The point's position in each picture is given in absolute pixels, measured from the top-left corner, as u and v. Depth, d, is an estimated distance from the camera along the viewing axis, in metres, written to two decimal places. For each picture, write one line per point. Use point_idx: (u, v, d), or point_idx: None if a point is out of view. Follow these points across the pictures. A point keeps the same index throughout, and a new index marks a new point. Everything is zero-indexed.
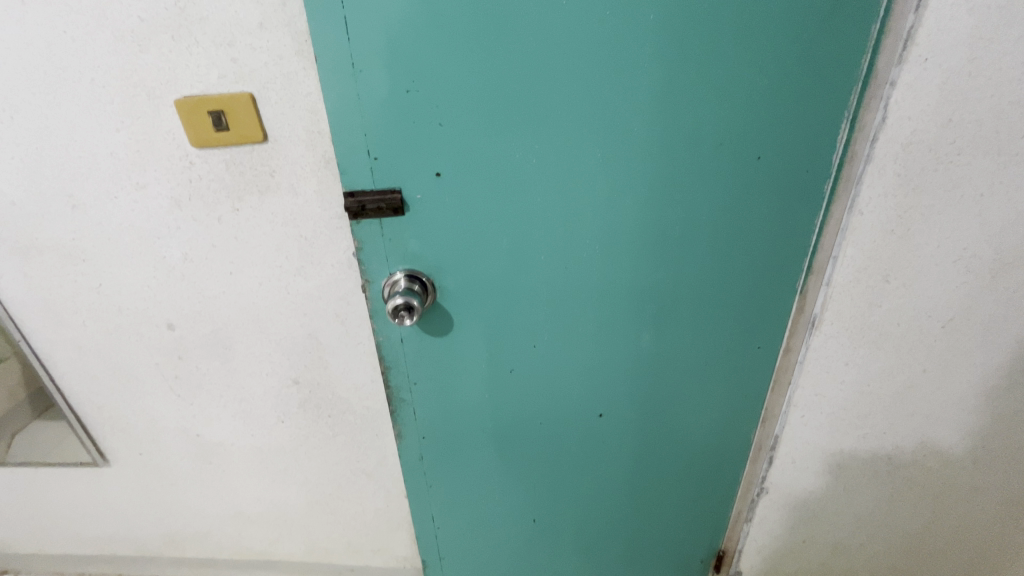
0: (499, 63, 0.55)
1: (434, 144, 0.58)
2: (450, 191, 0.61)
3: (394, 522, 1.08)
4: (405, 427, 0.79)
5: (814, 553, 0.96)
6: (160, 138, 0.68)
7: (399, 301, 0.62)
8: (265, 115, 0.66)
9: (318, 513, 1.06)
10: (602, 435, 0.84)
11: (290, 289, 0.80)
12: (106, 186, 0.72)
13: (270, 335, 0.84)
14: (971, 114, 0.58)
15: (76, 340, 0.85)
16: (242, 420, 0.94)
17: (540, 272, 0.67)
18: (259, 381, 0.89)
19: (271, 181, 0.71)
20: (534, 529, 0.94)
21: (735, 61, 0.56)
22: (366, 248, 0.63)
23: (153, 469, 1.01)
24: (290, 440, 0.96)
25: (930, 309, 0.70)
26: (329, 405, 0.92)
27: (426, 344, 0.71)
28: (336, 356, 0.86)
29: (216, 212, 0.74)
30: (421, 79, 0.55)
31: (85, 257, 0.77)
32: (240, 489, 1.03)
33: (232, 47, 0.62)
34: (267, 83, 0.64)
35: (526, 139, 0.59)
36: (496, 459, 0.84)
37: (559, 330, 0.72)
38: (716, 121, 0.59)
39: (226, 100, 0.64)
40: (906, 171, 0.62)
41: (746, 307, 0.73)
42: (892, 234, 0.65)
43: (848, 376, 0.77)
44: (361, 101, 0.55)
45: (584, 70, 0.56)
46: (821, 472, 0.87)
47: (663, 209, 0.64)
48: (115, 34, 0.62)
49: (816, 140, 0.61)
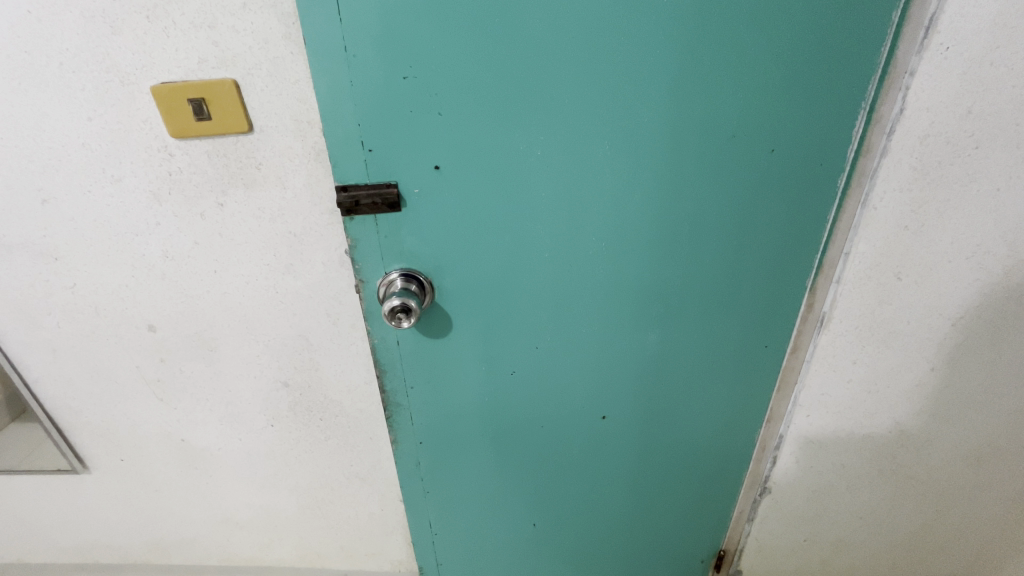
0: (502, 49, 0.51)
1: (433, 135, 0.54)
2: (449, 185, 0.57)
3: (389, 526, 1.05)
4: (400, 433, 0.76)
5: (815, 552, 0.95)
6: (136, 128, 0.64)
7: (395, 302, 0.59)
8: (250, 104, 0.62)
9: (310, 517, 1.03)
10: (605, 437, 0.81)
11: (279, 289, 0.76)
12: (79, 179, 0.67)
13: (257, 336, 0.80)
14: (991, 106, 0.56)
15: (50, 342, 0.81)
16: (229, 424, 0.90)
17: (544, 271, 0.64)
18: (247, 384, 0.85)
19: (258, 174, 0.67)
20: (534, 533, 0.91)
21: (750, 49, 0.53)
22: (360, 246, 0.59)
23: (135, 475, 0.97)
24: (280, 444, 0.93)
25: (941, 306, 0.68)
26: (321, 407, 0.88)
27: (424, 346, 0.68)
28: (328, 358, 0.83)
29: (199, 208, 0.69)
30: (419, 64, 0.51)
31: (58, 255, 0.73)
32: (228, 495, 1.00)
33: (214, 30, 0.58)
34: (251, 69, 0.60)
35: (530, 130, 0.55)
36: (496, 463, 0.81)
37: (561, 331, 0.70)
38: (730, 112, 0.57)
39: (206, 86, 0.60)
40: (923, 165, 0.60)
41: (753, 306, 0.71)
42: (906, 230, 0.64)
43: (856, 375, 0.75)
44: (354, 89, 0.51)
45: (591, 57, 0.52)
46: (825, 471, 0.85)
47: (673, 204, 0.62)
48: (84, 14, 0.57)
49: (830, 132, 0.59)
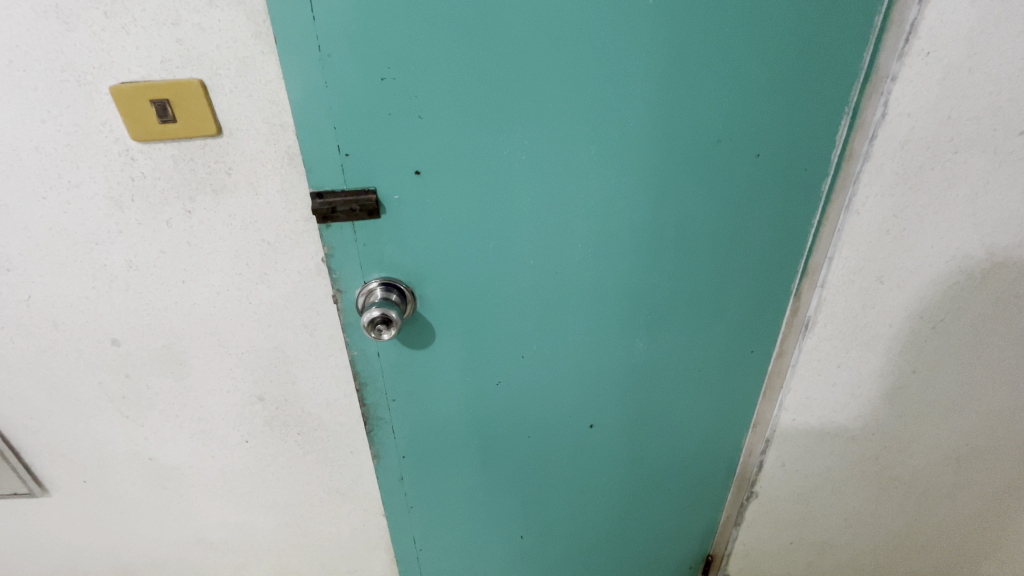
0: (484, 49, 0.49)
1: (413, 139, 0.52)
2: (430, 191, 0.55)
3: (372, 542, 1.02)
4: (382, 448, 0.73)
5: (802, 553, 0.95)
6: (94, 131, 0.60)
7: (375, 313, 0.56)
8: (219, 106, 0.59)
9: (291, 535, 0.99)
10: (592, 446, 0.80)
11: (252, 299, 0.73)
12: (33, 185, 0.63)
13: (230, 349, 0.77)
14: (969, 112, 0.56)
15: (4, 359, 0.75)
16: (201, 440, 0.86)
17: (528, 278, 0.63)
18: (219, 398, 0.81)
19: (228, 180, 0.64)
20: (522, 546, 0.89)
21: (735, 53, 0.53)
22: (337, 255, 0.57)
23: (101, 498, 0.92)
24: (256, 461, 0.89)
25: (921, 310, 0.69)
26: (299, 422, 0.85)
27: (405, 359, 0.66)
28: (305, 370, 0.79)
29: (164, 215, 0.66)
30: (397, 65, 0.49)
31: (11, 266, 0.68)
32: (201, 515, 0.95)
33: (177, 27, 0.55)
34: (219, 69, 0.57)
35: (513, 134, 0.54)
36: (481, 474, 0.79)
37: (546, 340, 0.68)
38: (715, 115, 0.56)
39: (170, 87, 0.57)
40: (904, 170, 0.60)
41: (738, 310, 0.71)
42: (887, 234, 0.64)
43: (840, 378, 0.76)
44: (328, 91, 0.49)
45: (576, 59, 0.51)
46: (810, 474, 0.86)
47: (658, 210, 0.61)
48: (34, 9, 0.53)
49: (812, 136, 0.59)
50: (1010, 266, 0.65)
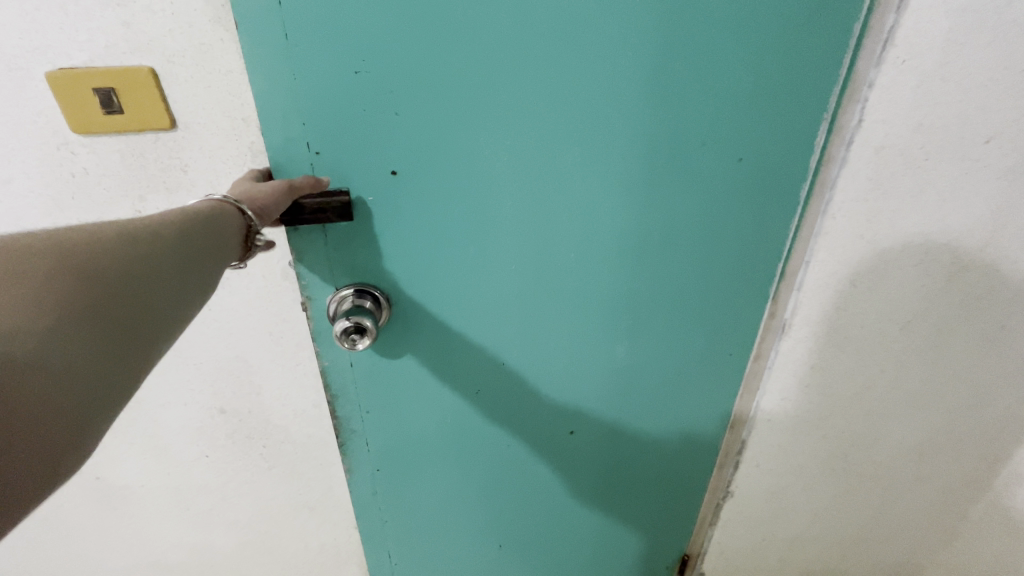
0: (465, 43, 0.47)
1: (389, 137, 0.49)
2: (408, 192, 0.52)
3: (342, 557, 0.97)
4: (355, 461, 0.70)
5: (773, 549, 0.98)
6: (28, 121, 0.54)
7: (349, 322, 0.52)
8: (173, 96, 0.54)
9: (255, 553, 0.94)
10: (573, 452, 0.79)
11: (211, 306, 0.67)
12: None
13: (187, 358, 0.71)
14: (940, 120, 0.57)
15: None
16: (154, 457, 0.80)
17: (511, 283, 0.61)
18: (175, 411, 0.76)
19: (184, 177, 0.59)
20: (500, 555, 0.88)
21: (720, 53, 0.52)
22: (307, 260, 0.54)
23: (40, 522, 0.84)
24: (216, 476, 0.83)
25: (891, 311, 0.70)
26: (263, 434, 0.80)
27: (380, 368, 0.62)
28: (270, 380, 0.75)
29: (111, 215, 0.60)
30: (372, 58, 0.46)
31: None
32: (155, 535, 0.89)
33: (125, 8, 0.50)
34: (173, 56, 0.52)
35: (495, 134, 0.51)
36: (460, 485, 0.77)
37: (528, 346, 0.66)
38: (700, 118, 0.55)
39: (118, 75, 0.52)
40: (878, 175, 0.61)
41: (717, 314, 0.71)
42: (862, 238, 0.65)
43: (814, 380, 0.77)
44: (298, 83, 0.45)
45: (560, 55, 0.49)
46: (783, 473, 0.87)
47: (642, 214, 0.60)
48: None
49: (791, 140, 0.58)
50: (978, 273, 0.66)
